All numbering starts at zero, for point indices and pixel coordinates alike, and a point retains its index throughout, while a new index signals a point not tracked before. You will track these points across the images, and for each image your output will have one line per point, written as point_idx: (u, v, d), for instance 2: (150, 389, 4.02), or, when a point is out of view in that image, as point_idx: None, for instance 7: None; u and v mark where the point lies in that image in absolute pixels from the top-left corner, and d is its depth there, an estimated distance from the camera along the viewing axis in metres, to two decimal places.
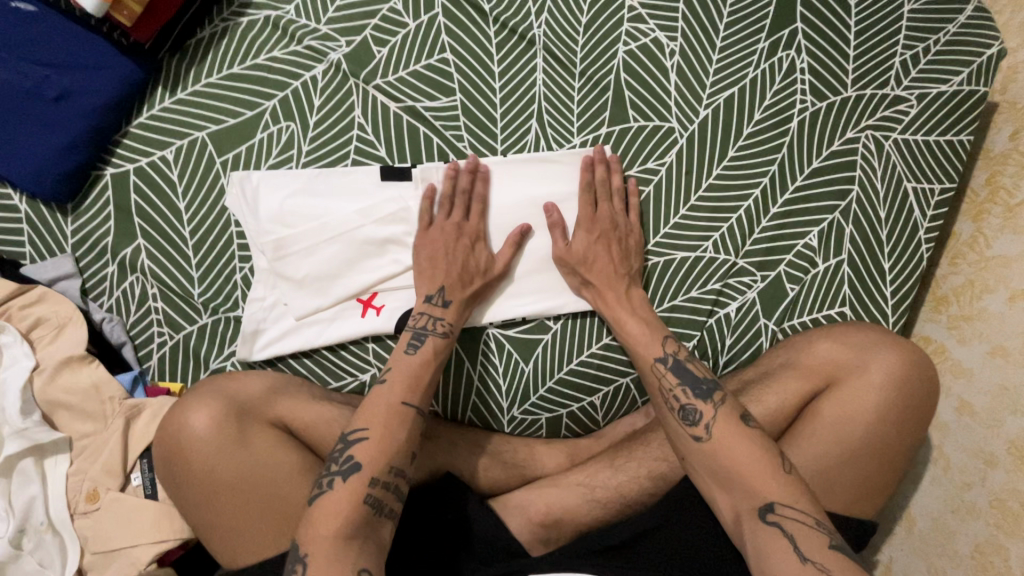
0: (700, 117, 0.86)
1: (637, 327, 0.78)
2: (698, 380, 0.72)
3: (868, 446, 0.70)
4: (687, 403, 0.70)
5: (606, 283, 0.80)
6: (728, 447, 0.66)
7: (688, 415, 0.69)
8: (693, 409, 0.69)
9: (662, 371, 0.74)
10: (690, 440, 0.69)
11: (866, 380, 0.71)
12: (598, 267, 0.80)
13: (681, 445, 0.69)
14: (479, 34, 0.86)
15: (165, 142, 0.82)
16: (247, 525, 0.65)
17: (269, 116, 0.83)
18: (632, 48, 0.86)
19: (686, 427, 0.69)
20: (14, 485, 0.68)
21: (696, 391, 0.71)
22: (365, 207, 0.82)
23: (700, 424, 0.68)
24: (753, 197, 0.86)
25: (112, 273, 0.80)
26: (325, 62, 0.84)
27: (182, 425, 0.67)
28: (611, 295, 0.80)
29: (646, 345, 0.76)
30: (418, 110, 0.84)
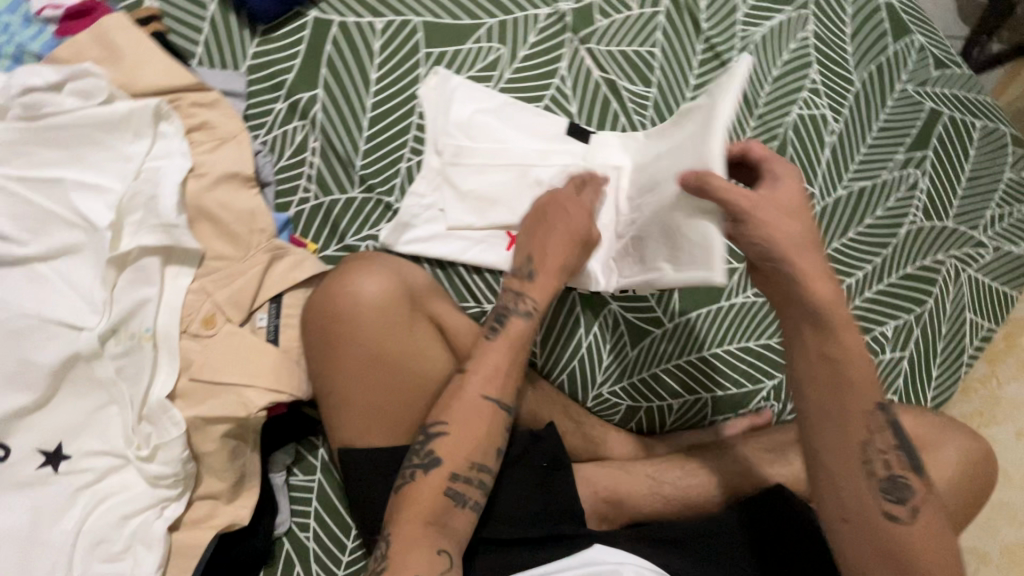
0: (837, 194, 0.97)
1: (854, 348, 0.56)
2: (916, 454, 0.57)
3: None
4: (895, 475, 0.56)
5: (784, 226, 0.55)
6: (925, 547, 0.53)
7: (896, 488, 0.56)
8: (903, 483, 0.55)
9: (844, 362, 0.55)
10: (889, 513, 0.55)
11: (942, 454, 0.78)
12: (805, 246, 0.56)
13: (868, 521, 0.55)
14: (687, 45, 0.92)
15: (379, 11, 0.80)
16: (379, 404, 0.63)
17: (484, 32, 0.84)
18: (805, 114, 0.96)
19: (882, 501, 0.55)
20: (133, 278, 0.62)
21: (908, 459, 0.57)
22: (544, 148, 0.82)
23: (905, 503, 0.55)
24: (856, 277, 0.97)
25: (279, 110, 0.76)
26: (551, 8, 0.87)
27: (352, 287, 0.62)
28: (786, 240, 0.55)
29: (832, 322, 0.55)
30: (617, 86, 0.88)
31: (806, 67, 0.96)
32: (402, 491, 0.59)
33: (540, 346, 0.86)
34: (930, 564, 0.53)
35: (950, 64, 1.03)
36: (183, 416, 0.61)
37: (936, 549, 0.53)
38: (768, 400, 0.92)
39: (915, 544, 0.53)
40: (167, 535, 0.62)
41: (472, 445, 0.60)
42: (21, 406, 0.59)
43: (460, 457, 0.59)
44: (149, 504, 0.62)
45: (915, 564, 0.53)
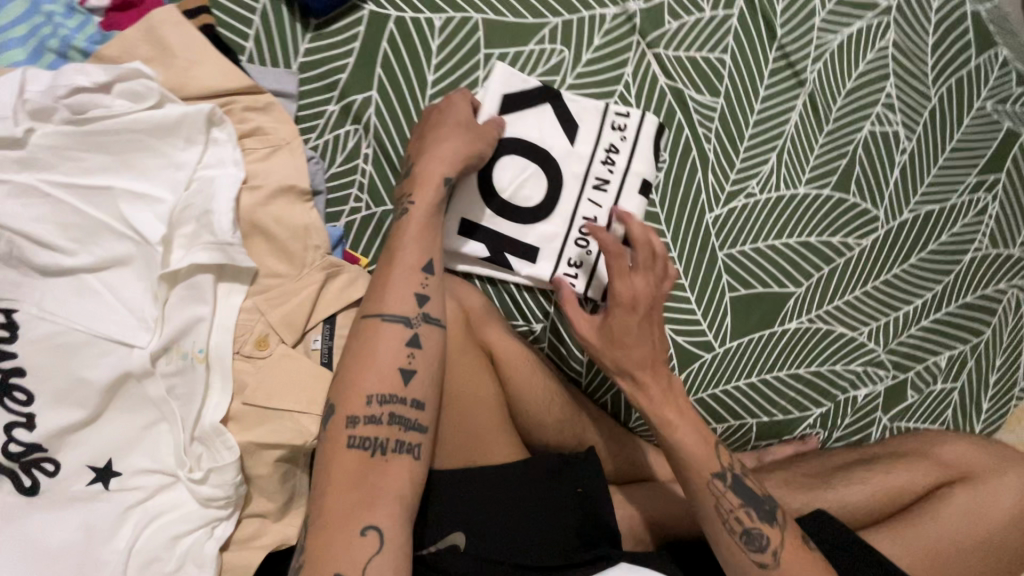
0: (902, 217, 0.92)
1: (692, 438, 0.68)
2: (761, 500, 0.67)
3: (986, 548, 0.75)
4: (751, 527, 0.66)
5: (654, 387, 0.70)
6: (793, 574, 0.64)
7: (752, 541, 0.65)
8: (758, 533, 0.65)
9: (721, 492, 0.67)
10: (751, 566, 0.64)
11: (1000, 487, 0.78)
12: (638, 350, 0.69)
13: (740, 570, 0.65)
14: (759, 53, 0.86)
15: (438, 6, 0.74)
16: (364, 354, 0.59)
17: (548, 33, 0.78)
18: (876, 131, 0.90)
19: (751, 553, 0.65)
20: (184, 295, 0.59)
21: (759, 511, 0.66)
22: (577, 151, 0.74)
23: (766, 549, 0.65)
24: (914, 305, 0.93)
25: (333, 113, 0.72)
26: (620, 7, 0.81)
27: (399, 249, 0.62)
28: (654, 390, 0.69)
29: (696, 467, 0.68)
30: (683, 95, 0.83)
31: (882, 81, 0.90)
32: (348, 442, 0.56)
33: (585, 366, 0.83)
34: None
35: None
36: (236, 441, 0.59)
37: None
38: (815, 428, 0.90)
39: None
40: (219, 556, 0.61)
41: (385, 369, 0.58)
42: (73, 422, 0.58)
43: (383, 382, 0.58)
44: (200, 525, 0.61)
45: None
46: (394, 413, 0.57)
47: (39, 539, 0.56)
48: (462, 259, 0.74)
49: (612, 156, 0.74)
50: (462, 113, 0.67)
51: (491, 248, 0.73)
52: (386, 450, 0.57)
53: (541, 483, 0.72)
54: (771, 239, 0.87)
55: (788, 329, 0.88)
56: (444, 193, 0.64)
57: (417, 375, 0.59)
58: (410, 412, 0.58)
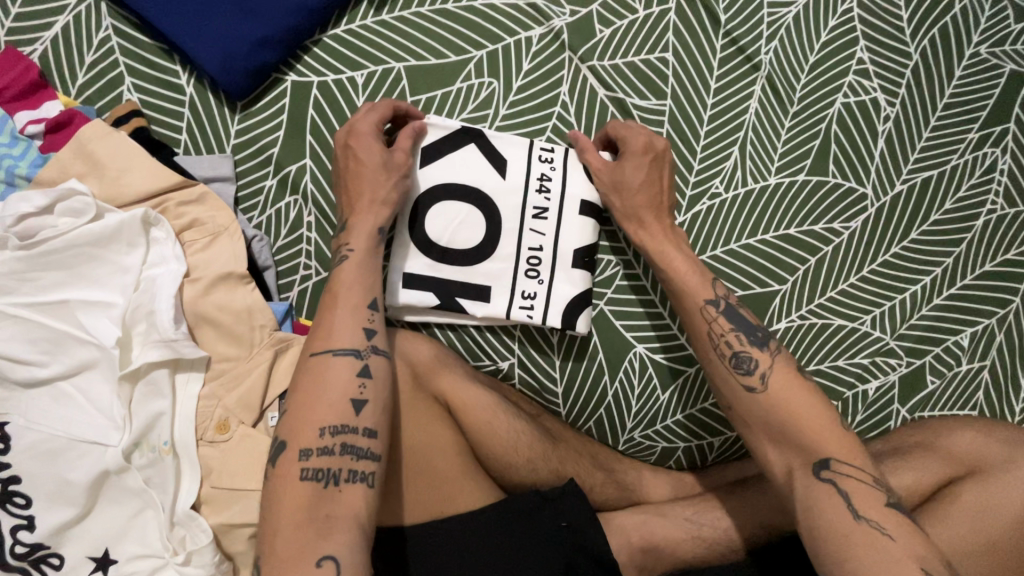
0: (894, 191, 0.84)
1: (679, 260, 0.70)
2: (753, 327, 0.66)
3: (999, 546, 0.72)
4: (739, 350, 0.65)
5: (658, 219, 0.72)
6: (786, 400, 0.62)
7: (742, 363, 0.64)
8: (748, 356, 0.64)
9: (715, 315, 0.67)
10: (743, 391, 0.64)
11: (1012, 479, 0.73)
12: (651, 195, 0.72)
13: (732, 395, 0.64)
14: (705, 42, 0.80)
15: (359, 64, 0.75)
16: (309, 393, 0.61)
17: (473, 67, 0.77)
18: (851, 102, 0.83)
19: (738, 376, 0.64)
20: (141, 391, 0.63)
21: (752, 338, 0.66)
22: (510, 184, 0.75)
23: (755, 373, 0.64)
24: (921, 283, 0.84)
25: (271, 187, 0.74)
26: (546, 26, 0.78)
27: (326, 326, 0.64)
28: (654, 231, 0.72)
29: (688, 291, 0.68)
30: (627, 104, 0.79)
31: (851, 45, 0.83)
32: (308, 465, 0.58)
33: (561, 396, 0.81)
34: (796, 412, 0.61)
35: None
36: (209, 526, 0.63)
37: (841, 453, 0.59)
38: None
39: (772, 402, 0.62)
40: None
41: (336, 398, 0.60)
42: (63, 522, 0.60)
43: (334, 413, 0.60)
44: None
45: (793, 420, 0.61)
46: (347, 443, 0.59)
47: None
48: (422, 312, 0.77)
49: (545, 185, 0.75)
50: (397, 160, 0.70)
51: (441, 295, 0.75)
52: (341, 481, 0.59)
53: (513, 524, 0.69)
54: (746, 237, 0.81)
55: (777, 330, 0.82)
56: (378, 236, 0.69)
57: (369, 404, 0.62)
58: (363, 441, 0.61)
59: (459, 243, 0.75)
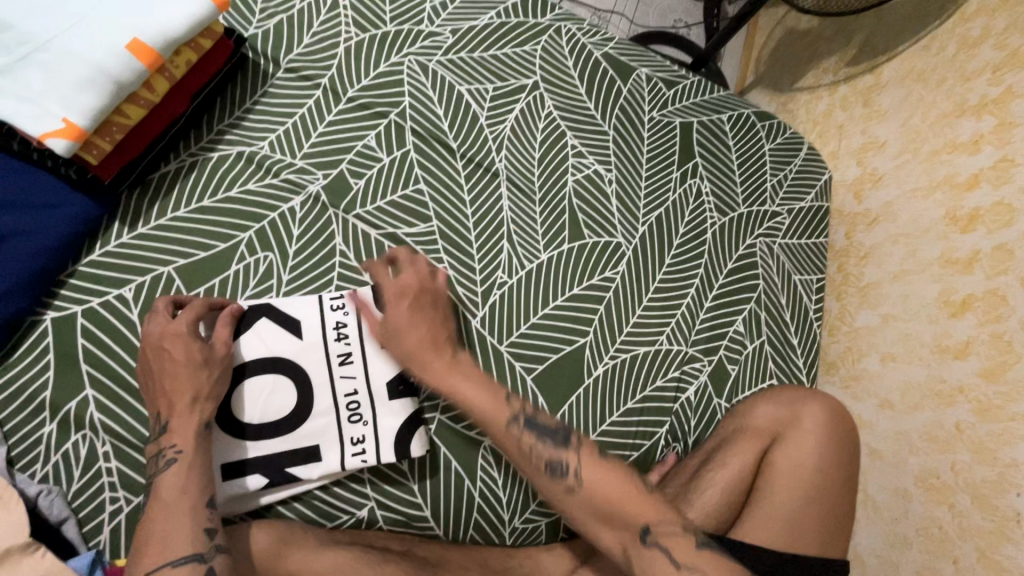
0: (640, 232, 1.02)
1: (467, 387, 0.75)
2: (552, 431, 0.74)
3: (818, 489, 0.86)
4: (550, 458, 0.72)
5: (433, 359, 0.76)
6: (600, 485, 0.70)
7: (556, 469, 0.72)
8: (558, 461, 0.72)
9: (518, 429, 0.74)
10: (565, 495, 0.71)
11: (802, 433, 0.89)
12: (414, 337, 0.77)
13: (557, 500, 0.72)
14: (447, 166, 0.95)
15: (123, 279, 0.76)
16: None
17: (244, 247, 0.81)
18: (579, 178, 1.01)
19: (557, 482, 0.71)
20: None
21: (553, 441, 0.74)
22: (309, 341, 0.78)
23: (568, 474, 0.71)
24: (690, 295, 1.01)
25: (50, 433, 0.70)
26: (303, 193, 0.86)
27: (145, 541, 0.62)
28: (436, 364, 0.76)
29: (487, 417, 0.74)
30: (399, 236, 0.89)
31: (561, 138, 1.03)
32: None
33: (434, 517, 0.81)
34: (609, 494, 0.69)
35: (679, 79, 1.15)
36: None
37: (656, 519, 0.68)
38: (671, 444, 0.96)
39: (589, 494, 0.70)
40: None
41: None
42: None
43: None
44: None
45: (614, 505, 0.69)
46: None
47: None
48: (258, 494, 0.75)
49: (345, 331, 0.80)
50: (217, 353, 0.72)
51: (270, 472, 0.74)
52: None
53: None
54: (542, 309, 0.93)
55: (597, 376, 0.93)
56: (201, 431, 0.70)
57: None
58: None
59: (273, 412, 0.76)
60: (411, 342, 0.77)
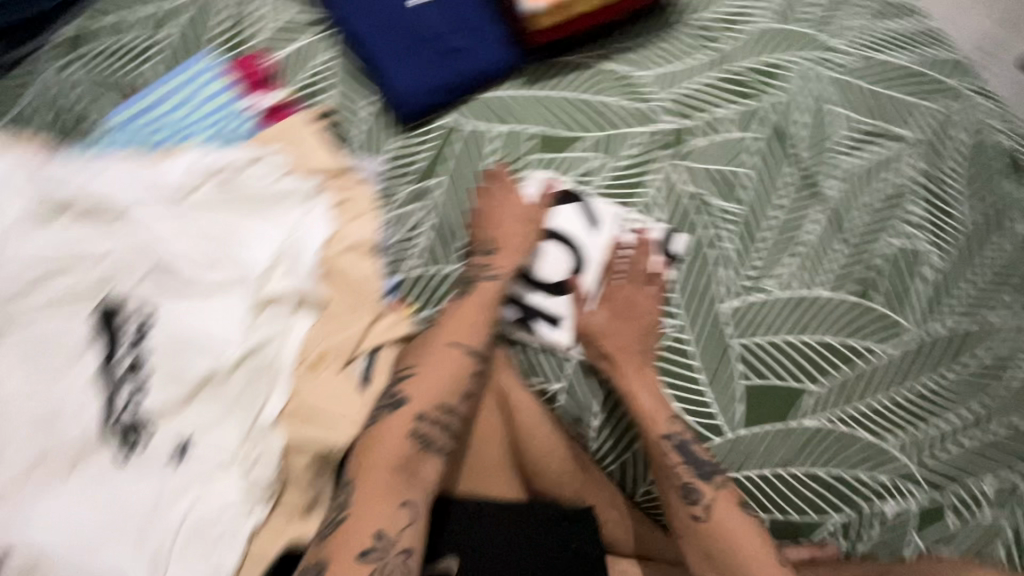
0: (933, 329, 0.92)
1: (647, 401, 0.82)
2: (701, 462, 0.79)
3: None
4: (689, 482, 0.78)
5: (630, 356, 0.84)
6: (730, 525, 0.75)
7: (690, 495, 0.78)
8: (696, 489, 0.78)
9: (668, 450, 0.80)
10: (691, 522, 0.76)
11: None
12: (621, 338, 0.85)
13: (682, 523, 0.77)
14: (779, 167, 0.96)
15: (500, 120, 0.94)
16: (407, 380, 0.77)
17: (587, 143, 0.94)
18: (900, 244, 0.95)
19: (687, 506, 0.77)
20: (265, 318, 0.77)
21: (699, 470, 0.79)
22: (594, 237, 0.91)
23: (700, 505, 0.77)
24: (949, 420, 0.89)
25: (410, 190, 0.89)
26: (651, 125, 0.95)
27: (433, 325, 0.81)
28: (630, 369, 0.84)
29: (650, 427, 0.81)
30: (705, 199, 0.94)
31: (906, 202, 0.96)
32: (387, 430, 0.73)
33: (596, 429, 0.86)
34: (737, 536, 0.74)
35: None
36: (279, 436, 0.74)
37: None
38: (835, 537, 0.87)
39: (714, 530, 0.75)
40: (249, 538, 0.72)
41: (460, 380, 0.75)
42: (173, 399, 0.74)
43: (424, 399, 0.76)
44: (240, 506, 0.72)
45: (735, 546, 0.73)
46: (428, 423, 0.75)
47: (125, 494, 0.70)
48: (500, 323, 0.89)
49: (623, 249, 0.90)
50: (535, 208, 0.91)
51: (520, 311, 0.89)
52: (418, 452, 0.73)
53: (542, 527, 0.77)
54: (788, 334, 0.91)
55: (804, 425, 0.89)
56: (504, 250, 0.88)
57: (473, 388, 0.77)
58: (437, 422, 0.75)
59: (541, 269, 0.91)
60: (609, 330, 0.86)
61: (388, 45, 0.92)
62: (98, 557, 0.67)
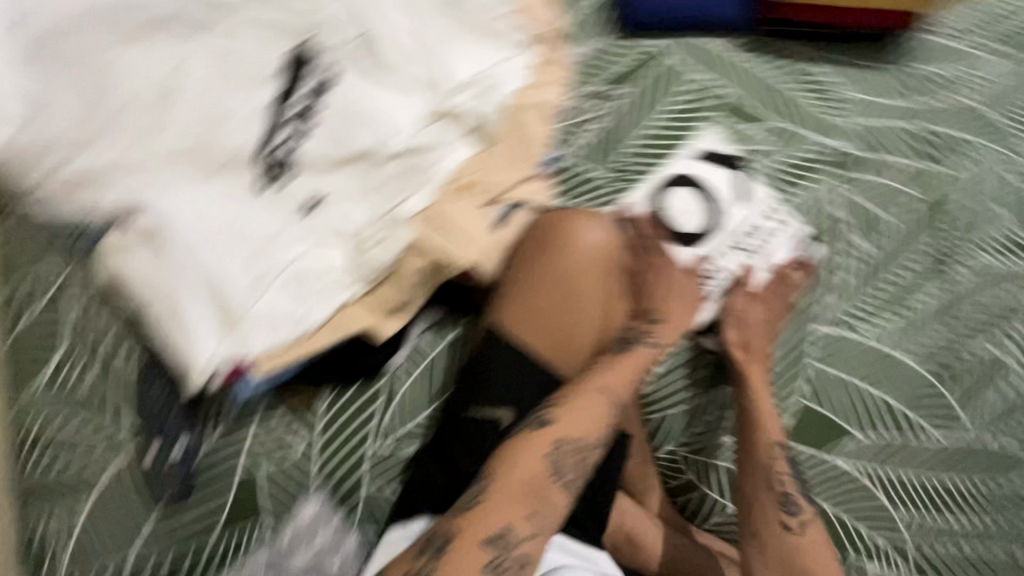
0: (993, 442, 0.94)
1: (767, 406, 0.85)
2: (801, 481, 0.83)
3: None
4: (791, 496, 0.81)
5: (755, 358, 0.87)
6: (816, 549, 0.77)
7: (789, 504, 0.80)
8: (795, 502, 0.80)
9: (779, 455, 0.82)
10: (778, 524, 0.79)
11: None
12: (754, 332, 0.88)
13: (767, 520, 0.79)
14: (927, 234, 0.96)
15: (701, 69, 0.96)
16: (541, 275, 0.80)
17: (768, 127, 0.95)
18: (1002, 356, 0.95)
19: (781, 511, 0.79)
20: (439, 129, 0.80)
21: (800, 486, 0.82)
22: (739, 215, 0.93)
23: (796, 518, 0.79)
24: (963, 526, 0.93)
25: (591, 90, 0.93)
26: (832, 140, 0.96)
27: (585, 232, 0.80)
28: (750, 366, 0.86)
29: (768, 426, 0.83)
30: (847, 230, 0.95)
31: None
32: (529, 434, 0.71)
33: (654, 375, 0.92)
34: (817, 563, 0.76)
35: None
36: (407, 237, 0.77)
37: None
38: None
39: (806, 543, 0.77)
40: (338, 308, 0.76)
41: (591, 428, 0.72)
42: (323, 162, 0.79)
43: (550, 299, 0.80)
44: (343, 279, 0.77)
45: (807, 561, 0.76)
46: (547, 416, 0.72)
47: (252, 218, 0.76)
48: None
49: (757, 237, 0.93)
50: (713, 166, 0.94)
51: None
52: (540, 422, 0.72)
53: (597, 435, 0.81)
54: (856, 379, 0.94)
55: (836, 463, 0.93)
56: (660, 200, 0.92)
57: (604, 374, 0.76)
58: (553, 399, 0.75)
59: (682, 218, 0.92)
60: (738, 323, 0.88)
61: None
62: (205, 255, 0.74)
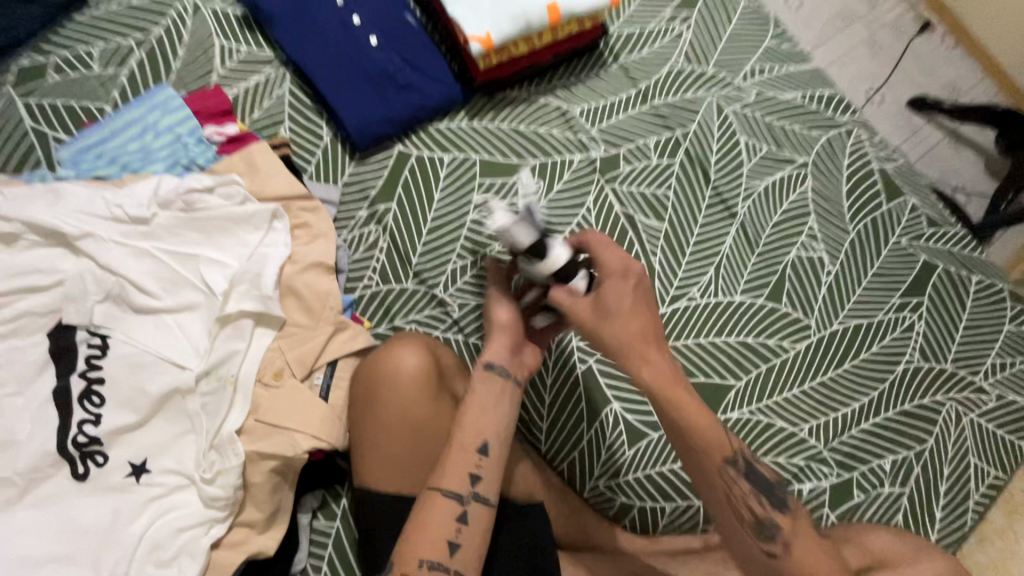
0: (834, 327, 1.06)
1: (693, 404, 0.67)
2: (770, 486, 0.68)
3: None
4: (766, 516, 0.66)
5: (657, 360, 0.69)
6: (811, 563, 0.63)
7: (766, 527, 0.66)
8: (772, 521, 0.66)
9: (734, 475, 0.67)
10: (764, 556, 0.65)
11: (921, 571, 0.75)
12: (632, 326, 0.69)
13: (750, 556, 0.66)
14: (697, 190, 1.09)
15: (449, 149, 1.03)
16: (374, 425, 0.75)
17: (528, 169, 1.04)
18: (803, 255, 1.08)
19: (761, 541, 0.65)
20: (229, 333, 0.81)
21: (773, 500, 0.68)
22: None
23: (777, 538, 0.65)
24: (851, 408, 1.02)
25: (361, 216, 0.98)
26: (585, 153, 1.07)
27: (397, 362, 0.76)
28: (658, 364, 0.68)
29: (707, 444, 0.67)
30: (634, 219, 1.06)
31: (805, 216, 1.10)
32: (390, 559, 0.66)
33: (544, 432, 0.96)
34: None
35: (944, 224, 1.14)
36: (243, 449, 0.76)
37: None
38: None
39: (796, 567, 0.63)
40: (208, 552, 0.74)
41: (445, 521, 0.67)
42: (127, 424, 0.76)
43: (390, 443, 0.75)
44: (200, 522, 0.75)
45: None
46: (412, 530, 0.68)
47: (77, 517, 0.72)
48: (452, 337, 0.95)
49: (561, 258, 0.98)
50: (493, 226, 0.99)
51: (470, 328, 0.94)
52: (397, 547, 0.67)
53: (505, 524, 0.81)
54: (709, 337, 1.02)
55: (731, 417, 0.99)
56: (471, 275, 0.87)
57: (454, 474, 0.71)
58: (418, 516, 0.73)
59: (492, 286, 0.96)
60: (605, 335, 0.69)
61: (341, 83, 0.99)
62: None
